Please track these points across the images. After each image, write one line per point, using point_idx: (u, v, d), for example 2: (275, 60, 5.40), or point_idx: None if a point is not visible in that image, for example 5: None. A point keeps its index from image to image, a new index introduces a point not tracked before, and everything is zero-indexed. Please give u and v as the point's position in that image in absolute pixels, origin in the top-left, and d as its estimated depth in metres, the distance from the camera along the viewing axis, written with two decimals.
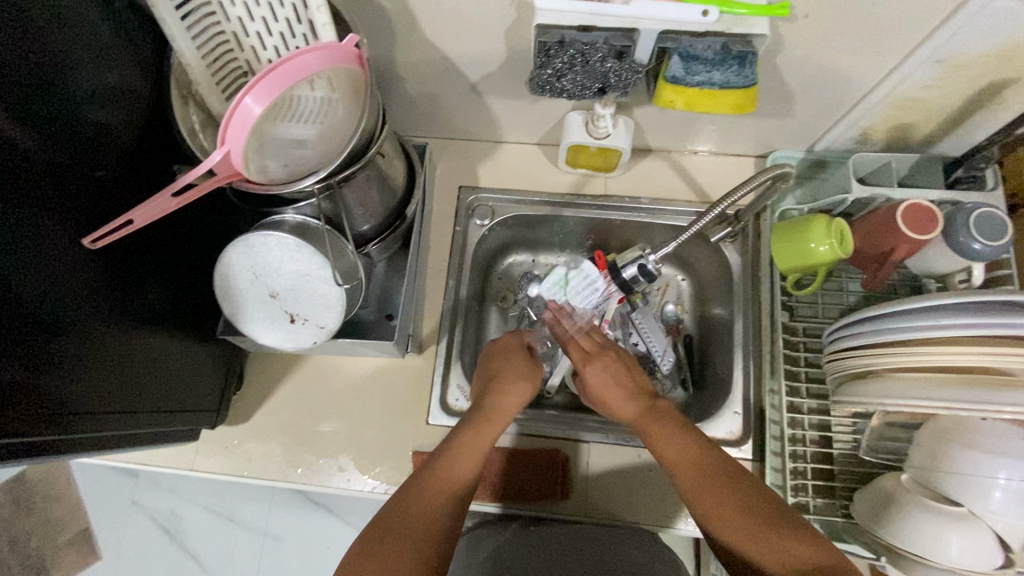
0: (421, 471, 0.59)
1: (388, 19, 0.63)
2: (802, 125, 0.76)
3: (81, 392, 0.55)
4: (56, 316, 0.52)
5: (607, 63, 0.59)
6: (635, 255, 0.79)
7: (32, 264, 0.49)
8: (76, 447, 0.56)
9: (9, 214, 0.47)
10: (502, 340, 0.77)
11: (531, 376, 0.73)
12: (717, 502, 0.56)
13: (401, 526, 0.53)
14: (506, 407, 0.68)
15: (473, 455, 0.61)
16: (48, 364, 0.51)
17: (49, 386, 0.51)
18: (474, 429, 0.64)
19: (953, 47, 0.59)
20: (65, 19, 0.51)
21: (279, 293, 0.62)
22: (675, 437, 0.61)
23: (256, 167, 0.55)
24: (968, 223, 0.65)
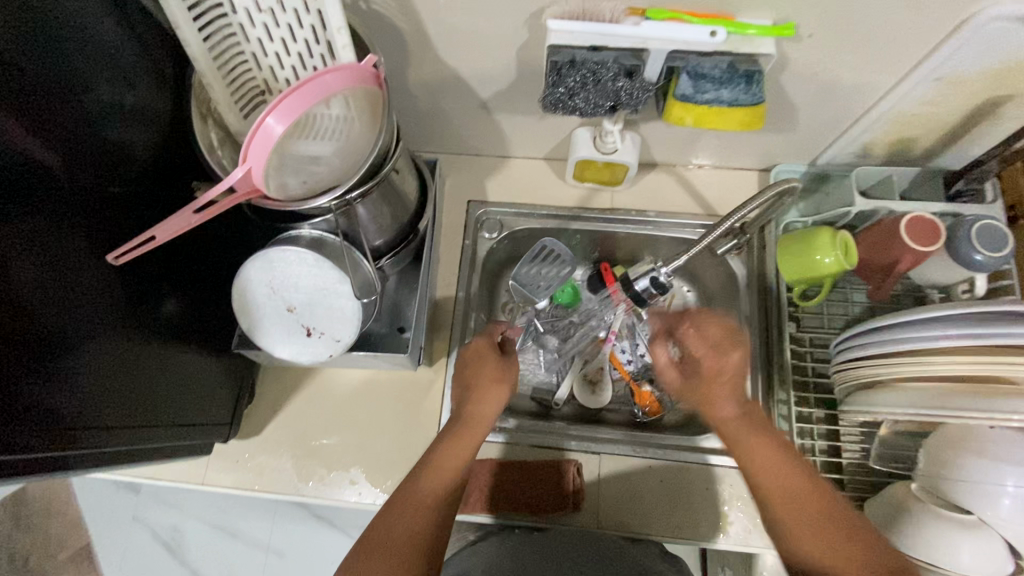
0: (402, 488, 0.60)
1: (403, 39, 0.65)
2: (806, 140, 0.78)
3: (97, 406, 0.55)
4: (77, 331, 0.53)
5: (618, 82, 0.60)
6: (647, 268, 0.80)
7: (53, 280, 0.50)
8: (91, 462, 0.56)
9: (33, 231, 0.48)
10: (472, 345, 0.72)
11: (506, 377, 0.70)
12: (806, 520, 0.55)
13: (384, 545, 0.54)
14: (482, 414, 0.66)
15: (455, 467, 0.61)
16: (68, 379, 0.52)
17: (68, 401, 0.52)
18: (453, 439, 0.63)
19: (951, 65, 0.60)
20: (90, 41, 0.53)
21: (296, 306, 0.62)
22: (775, 449, 0.59)
23: (276, 185, 0.56)
24: (969, 236, 0.66)
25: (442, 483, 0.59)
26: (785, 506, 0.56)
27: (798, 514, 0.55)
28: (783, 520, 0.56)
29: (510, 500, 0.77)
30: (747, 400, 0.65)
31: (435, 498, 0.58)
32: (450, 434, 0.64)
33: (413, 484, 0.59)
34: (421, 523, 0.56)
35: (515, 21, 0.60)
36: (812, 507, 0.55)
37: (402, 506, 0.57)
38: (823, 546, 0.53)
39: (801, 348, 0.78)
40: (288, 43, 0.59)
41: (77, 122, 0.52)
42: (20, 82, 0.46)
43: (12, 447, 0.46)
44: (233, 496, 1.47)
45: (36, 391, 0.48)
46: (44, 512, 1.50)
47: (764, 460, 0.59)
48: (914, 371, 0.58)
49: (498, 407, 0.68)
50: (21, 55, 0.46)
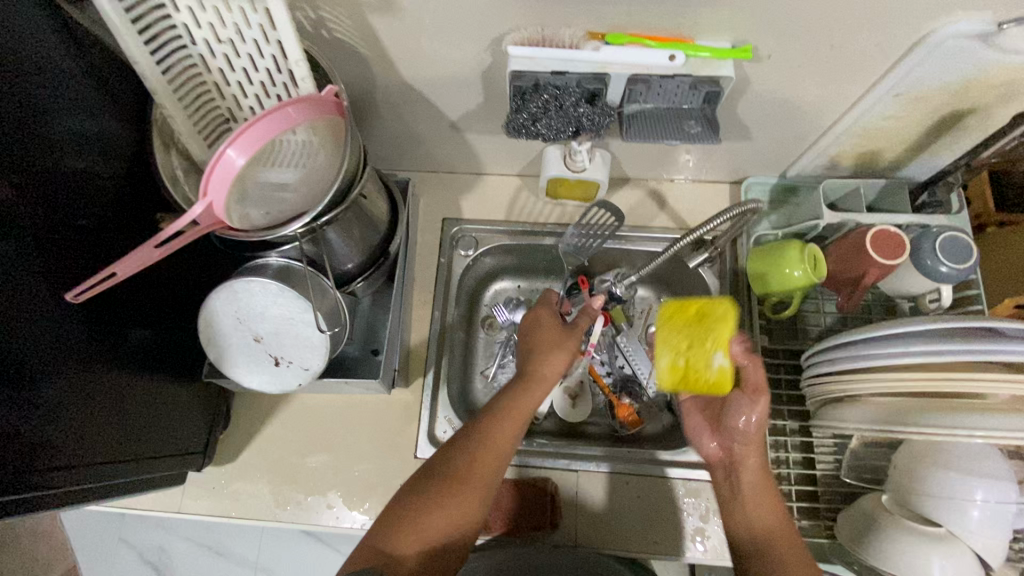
0: (468, 430, 0.62)
1: (366, 65, 0.65)
2: (774, 153, 0.78)
3: (63, 445, 0.55)
4: (41, 372, 0.52)
5: (580, 108, 0.61)
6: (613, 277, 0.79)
7: (10, 320, 0.49)
8: (58, 501, 0.55)
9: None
10: (533, 312, 0.76)
11: (568, 343, 0.72)
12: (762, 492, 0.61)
13: (457, 480, 0.58)
14: (546, 377, 0.68)
15: (519, 421, 0.63)
16: (24, 422, 0.50)
17: (24, 443, 0.50)
18: (519, 392, 0.66)
19: (910, 81, 0.61)
20: (44, 75, 0.52)
21: (262, 336, 0.61)
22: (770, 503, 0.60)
23: (239, 216, 0.56)
24: (934, 246, 0.67)
25: (507, 438, 0.61)
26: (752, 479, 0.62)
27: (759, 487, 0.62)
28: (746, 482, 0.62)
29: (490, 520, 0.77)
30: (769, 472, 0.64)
31: (503, 450, 0.61)
32: (518, 389, 0.66)
33: (482, 430, 0.62)
34: (488, 469, 0.60)
35: (477, 45, 0.60)
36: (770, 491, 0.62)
37: (476, 451, 0.60)
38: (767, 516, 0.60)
39: (773, 360, 0.78)
40: (249, 72, 0.59)
41: (34, 158, 0.52)
42: None
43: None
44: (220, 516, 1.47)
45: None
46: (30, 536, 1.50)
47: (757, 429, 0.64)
48: (878, 383, 0.58)
49: (561, 369, 0.70)
50: None
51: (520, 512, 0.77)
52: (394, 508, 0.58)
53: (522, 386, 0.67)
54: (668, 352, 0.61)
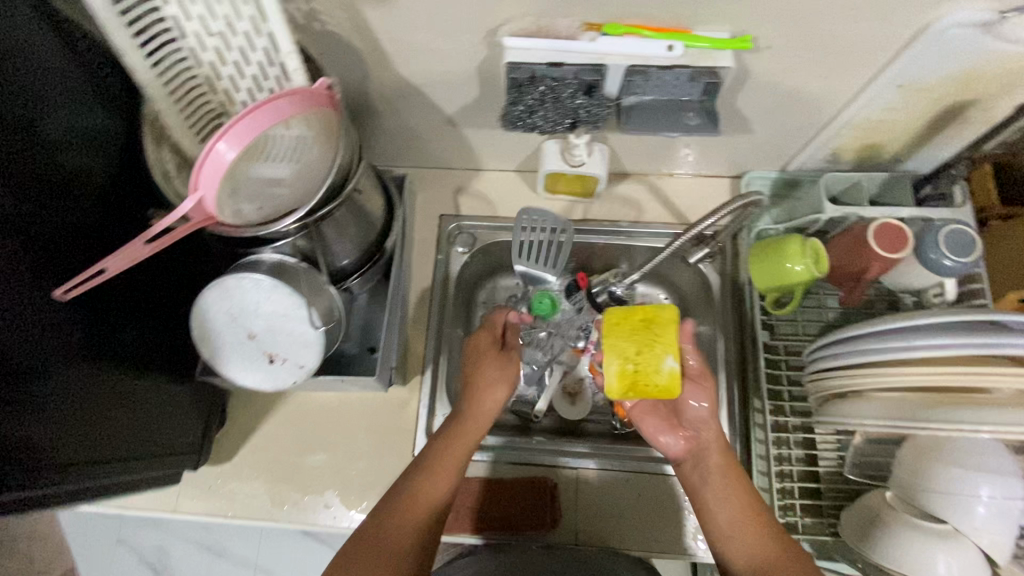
0: (398, 487, 0.64)
1: (361, 59, 0.64)
2: (774, 147, 0.78)
3: (60, 444, 0.54)
4: (38, 370, 0.51)
5: (577, 99, 0.60)
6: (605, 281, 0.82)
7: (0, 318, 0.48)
8: (53, 501, 0.54)
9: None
10: (473, 340, 0.76)
11: (507, 374, 0.74)
12: (745, 512, 0.61)
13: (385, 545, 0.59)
14: (480, 415, 0.71)
15: (450, 469, 0.65)
16: (17, 421, 0.49)
17: (17, 444, 0.49)
18: (450, 441, 0.68)
19: (912, 71, 0.60)
20: (32, 69, 0.51)
21: (256, 333, 0.60)
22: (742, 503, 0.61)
23: (231, 211, 0.55)
24: (938, 241, 0.66)
25: (436, 491, 0.63)
26: (726, 503, 0.62)
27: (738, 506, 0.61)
28: (722, 511, 0.62)
29: (487, 521, 0.77)
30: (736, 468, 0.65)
31: (434, 504, 0.63)
32: (450, 434, 0.68)
33: (411, 486, 0.63)
34: (417, 523, 0.61)
35: (472, 37, 0.59)
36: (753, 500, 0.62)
37: (406, 509, 0.62)
38: (754, 539, 0.59)
39: (775, 356, 0.76)
40: (241, 65, 0.58)
41: (23, 153, 0.51)
42: None
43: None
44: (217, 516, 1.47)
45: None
46: (27, 536, 1.51)
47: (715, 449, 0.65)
48: (881, 380, 0.57)
49: (496, 405, 0.72)
50: None
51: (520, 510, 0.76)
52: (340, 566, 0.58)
53: (453, 433, 0.69)
54: (617, 357, 0.59)
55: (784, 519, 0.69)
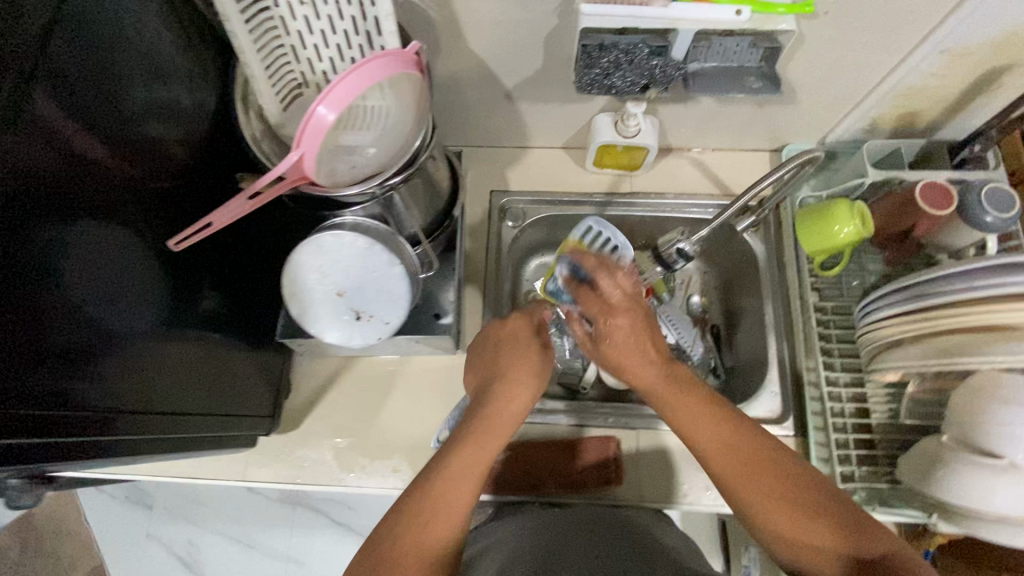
0: (413, 490, 0.60)
1: (434, 29, 0.67)
2: (816, 117, 0.81)
3: (132, 400, 0.55)
4: (122, 327, 0.53)
5: (652, 60, 0.63)
6: (674, 237, 0.78)
7: (92, 273, 0.49)
8: (126, 449, 0.57)
9: (89, 226, 0.49)
10: (507, 328, 0.74)
11: (540, 372, 0.71)
12: (758, 481, 0.57)
13: (402, 557, 0.55)
14: (510, 410, 0.67)
15: (474, 479, 0.61)
16: (107, 365, 0.51)
17: (106, 386, 0.52)
18: (476, 440, 0.64)
19: (957, 36, 0.64)
20: (141, 36, 0.54)
21: (344, 291, 0.63)
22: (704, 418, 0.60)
23: (325, 172, 0.58)
24: (980, 200, 0.69)
25: (461, 505, 0.59)
26: (739, 478, 0.58)
27: (750, 478, 0.58)
28: (733, 489, 0.58)
29: (549, 483, 0.81)
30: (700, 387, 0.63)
31: (458, 515, 0.59)
32: (475, 431, 0.65)
33: (435, 497, 0.59)
34: (442, 531, 0.58)
35: (545, 6, 0.62)
36: (761, 466, 0.58)
37: (427, 520, 0.58)
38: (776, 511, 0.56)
39: (824, 317, 0.80)
40: (327, 34, 0.60)
41: (133, 114, 0.53)
42: (77, 82, 0.47)
43: (42, 432, 0.46)
44: (246, 504, 1.47)
45: (76, 379, 0.48)
46: (53, 535, 1.50)
47: (705, 429, 0.60)
48: (947, 321, 0.63)
49: (527, 403, 0.69)
50: (78, 52, 0.47)
51: (584, 468, 0.81)
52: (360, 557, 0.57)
53: (480, 434, 0.64)
54: None
55: (841, 468, 0.73)
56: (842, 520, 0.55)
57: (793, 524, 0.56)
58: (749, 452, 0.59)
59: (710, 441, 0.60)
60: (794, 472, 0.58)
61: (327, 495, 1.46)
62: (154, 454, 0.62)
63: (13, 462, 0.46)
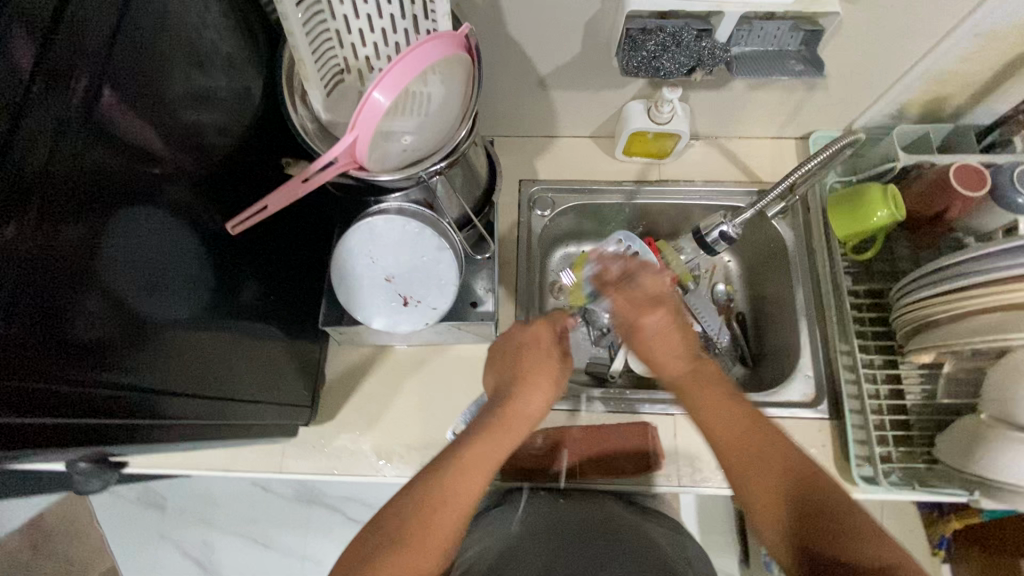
0: (427, 472, 0.59)
1: (475, 15, 0.67)
2: (844, 103, 0.83)
3: (168, 386, 0.54)
4: (162, 315, 0.52)
5: (703, 42, 0.63)
6: (717, 220, 0.79)
7: (134, 259, 0.48)
8: (156, 432, 0.56)
9: (135, 208, 0.48)
10: (532, 328, 0.72)
11: (558, 380, 0.69)
12: (767, 479, 0.56)
13: (406, 538, 0.55)
14: (526, 411, 0.66)
15: (483, 472, 0.60)
16: (160, 359, 0.52)
17: (144, 371, 0.50)
18: (492, 435, 0.62)
19: (993, 19, 0.65)
20: (195, 28, 0.54)
21: (393, 277, 0.65)
22: (729, 411, 0.60)
23: (375, 156, 0.57)
24: (1012, 176, 0.70)
25: (467, 492, 0.58)
26: (748, 475, 0.57)
27: (760, 477, 0.56)
28: (743, 488, 0.57)
29: (585, 469, 0.82)
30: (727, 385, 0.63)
31: (463, 509, 0.58)
32: (487, 428, 0.63)
33: (442, 483, 0.58)
34: (444, 524, 0.57)
35: None
36: (772, 463, 0.56)
37: (433, 508, 0.57)
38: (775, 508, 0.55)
39: (857, 301, 0.81)
40: (374, 19, 0.60)
41: (187, 103, 0.53)
42: (127, 65, 0.46)
43: (65, 414, 0.44)
44: (262, 504, 1.45)
45: (115, 371, 0.47)
46: (64, 537, 1.47)
47: (721, 423, 0.60)
48: (984, 300, 0.63)
49: (540, 411, 0.67)
50: (129, 31, 0.46)
51: (623, 454, 0.81)
52: (357, 545, 0.56)
53: (498, 428, 0.63)
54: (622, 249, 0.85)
55: (879, 449, 0.74)
56: (826, 520, 0.52)
57: (781, 511, 0.55)
58: (761, 442, 0.58)
59: (729, 438, 0.59)
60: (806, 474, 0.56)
61: (345, 493, 1.44)
62: (203, 437, 0.63)
63: (56, 447, 0.46)
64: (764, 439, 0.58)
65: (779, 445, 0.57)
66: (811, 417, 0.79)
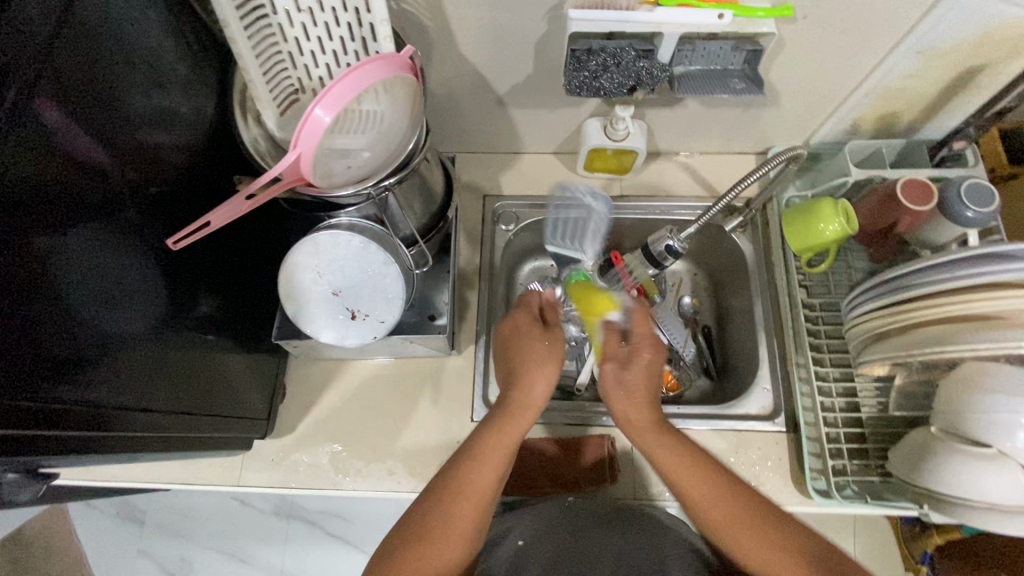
0: (450, 465, 0.61)
1: (426, 35, 0.69)
2: (799, 118, 0.84)
3: (120, 394, 0.54)
4: (112, 325, 0.52)
5: (639, 62, 0.65)
6: (663, 234, 0.80)
7: (83, 265, 0.49)
8: (109, 442, 0.56)
9: (77, 215, 0.48)
10: (510, 322, 0.71)
11: (552, 357, 0.67)
12: (705, 488, 0.60)
13: (431, 535, 0.56)
14: (533, 401, 0.65)
15: (498, 460, 0.60)
16: (112, 373, 0.53)
17: (89, 379, 0.50)
18: (501, 426, 0.62)
19: (931, 39, 0.66)
20: (149, 46, 0.55)
21: (340, 290, 0.66)
22: (694, 467, 0.61)
23: (321, 173, 0.58)
24: (960, 195, 0.70)
25: (487, 484, 0.59)
26: (683, 487, 0.61)
27: (698, 482, 0.61)
28: (708, 528, 0.60)
29: (543, 482, 0.82)
30: (694, 445, 0.64)
31: (481, 496, 0.59)
32: (499, 422, 0.63)
33: (461, 479, 0.59)
34: (465, 518, 0.57)
35: (536, 11, 0.64)
36: (750, 508, 0.59)
37: (454, 500, 0.58)
38: (739, 528, 0.58)
39: (811, 313, 0.82)
40: (324, 40, 0.61)
41: (136, 120, 0.54)
42: (69, 80, 0.47)
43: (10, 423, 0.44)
44: (240, 518, 1.44)
45: (57, 375, 0.47)
46: (43, 552, 1.47)
47: (692, 484, 0.61)
48: (928, 314, 0.63)
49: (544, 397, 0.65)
50: (67, 42, 0.46)
51: (579, 467, 0.82)
52: (382, 548, 0.58)
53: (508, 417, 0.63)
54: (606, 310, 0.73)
55: (833, 462, 0.74)
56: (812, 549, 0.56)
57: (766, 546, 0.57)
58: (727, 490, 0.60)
59: (667, 464, 0.62)
60: (747, 491, 0.60)
61: (323, 507, 1.43)
62: (151, 450, 0.63)
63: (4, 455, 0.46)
64: (732, 488, 0.60)
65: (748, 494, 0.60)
66: (768, 430, 0.80)
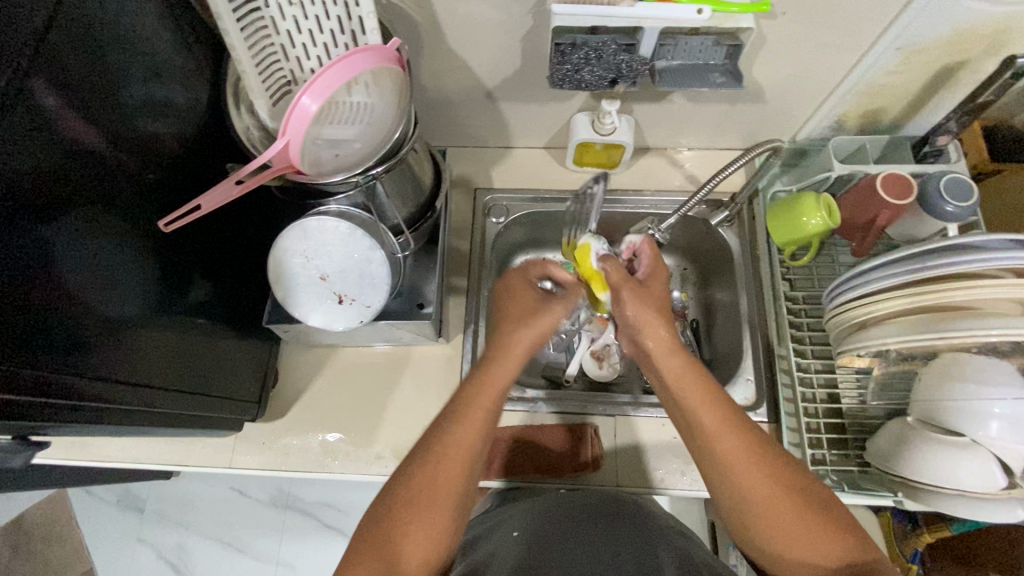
0: (436, 423, 0.60)
1: (416, 30, 0.71)
2: (785, 114, 0.85)
3: (112, 365, 0.56)
4: (101, 292, 0.54)
5: (620, 56, 0.66)
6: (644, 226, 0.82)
7: (73, 232, 0.50)
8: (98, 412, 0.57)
9: (71, 191, 0.50)
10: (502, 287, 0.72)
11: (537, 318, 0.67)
12: (739, 456, 0.57)
13: (417, 494, 0.55)
14: (513, 352, 0.64)
15: (484, 418, 0.59)
16: (107, 348, 0.55)
17: (83, 350, 0.52)
18: (485, 380, 0.61)
19: (910, 35, 0.67)
20: (147, 39, 0.58)
21: (328, 276, 0.69)
22: (763, 470, 0.56)
23: (309, 160, 0.60)
24: (940, 188, 0.71)
25: (470, 439, 0.58)
26: (724, 462, 0.57)
27: (734, 451, 0.57)
28: (757, 526, 0.56)
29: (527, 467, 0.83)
30: (764, 442, 0.58)
31: (467, 454, 0.57)
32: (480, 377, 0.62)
33: (442, 431, 0.58)
34: (453, 477, 0.57)
35: (522, 6, 0.66)
36: (795, 498, 0.55)
37: (439, 456, 0.57)
38: (766, 501, 0.55)
39: (795, 306, 0.83)
40: (315, 33, 0.63)
41: (130, 108, 0.56)
42: (65, 66, 0.49)
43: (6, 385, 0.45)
44: (239, 507, 1.46)
45: (50, 339, 0.48)
46: (46, 537, 1.50)
47: (759, 485, 0.56)
48: (913, 302, 0.63)
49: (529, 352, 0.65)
50: (59, 31, 0.48)
51: (561, 453, 0.83)
52: (369, 514, 0.57)
53: (486, 368, 0.63)
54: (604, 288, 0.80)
55: (812, 451, 0.75)
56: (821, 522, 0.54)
57: (784, 525, 0.55)
58: (776, 481, 0.56)
59: (732, 461, 0.57)
60: (793, 468, 0.57)
61: (320, 498, 1.45)
62: (143, 426, 0.65)
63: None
64: (788, 481, 0.56)
65: (801, 486, 0.56)
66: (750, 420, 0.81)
